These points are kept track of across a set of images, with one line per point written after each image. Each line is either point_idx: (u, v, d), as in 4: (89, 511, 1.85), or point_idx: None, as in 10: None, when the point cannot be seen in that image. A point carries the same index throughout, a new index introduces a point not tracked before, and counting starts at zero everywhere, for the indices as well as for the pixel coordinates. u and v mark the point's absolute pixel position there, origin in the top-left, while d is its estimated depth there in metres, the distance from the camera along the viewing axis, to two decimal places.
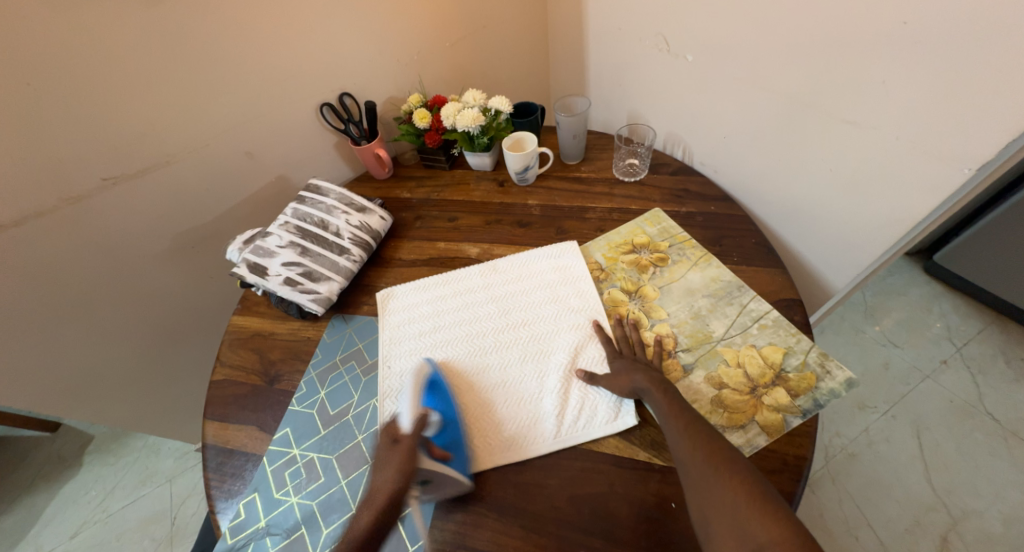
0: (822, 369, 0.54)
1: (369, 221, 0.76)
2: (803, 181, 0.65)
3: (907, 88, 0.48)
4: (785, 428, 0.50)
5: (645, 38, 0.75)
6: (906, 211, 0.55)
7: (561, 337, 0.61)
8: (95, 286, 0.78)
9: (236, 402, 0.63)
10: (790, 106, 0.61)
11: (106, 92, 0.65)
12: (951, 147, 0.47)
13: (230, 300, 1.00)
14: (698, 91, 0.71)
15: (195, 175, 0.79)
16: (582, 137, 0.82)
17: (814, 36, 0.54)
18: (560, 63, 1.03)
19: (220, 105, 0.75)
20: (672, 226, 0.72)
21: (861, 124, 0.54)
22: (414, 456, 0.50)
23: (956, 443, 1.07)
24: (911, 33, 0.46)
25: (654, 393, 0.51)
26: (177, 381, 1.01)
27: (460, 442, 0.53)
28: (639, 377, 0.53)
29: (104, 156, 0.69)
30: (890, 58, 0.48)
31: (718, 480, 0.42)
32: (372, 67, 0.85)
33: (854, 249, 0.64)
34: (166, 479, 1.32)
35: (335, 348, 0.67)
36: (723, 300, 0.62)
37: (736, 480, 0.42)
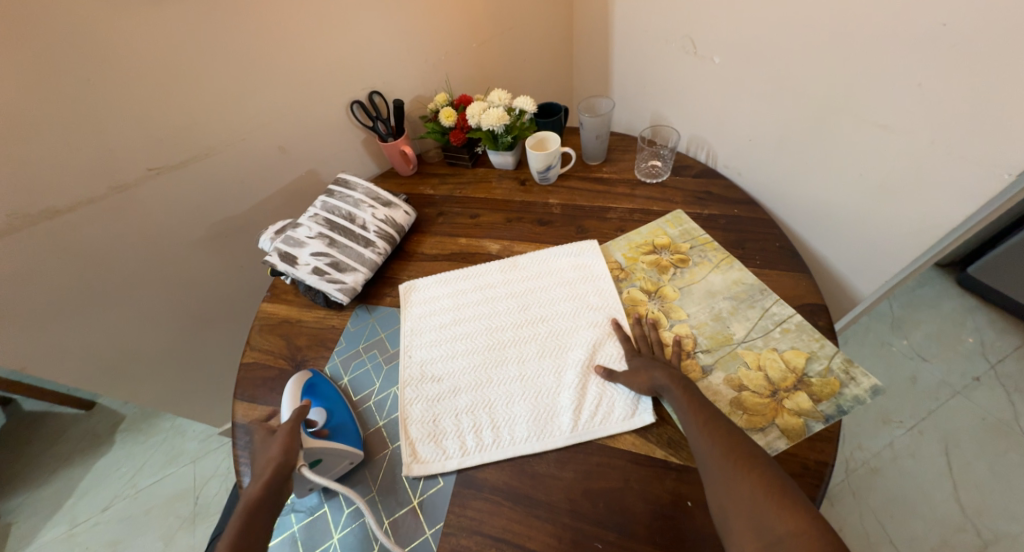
0: (846, 375, 0.53)
1: (395, 215, 0.78)
2: (830, 184, 0.64)
3: (943, 91, 0.48)
4: (806, 433, 0.50)
5: (672, 40, 0.76)
6: (938, 217, 0.54)
7: (580, 334, 0.62)
8: (137, 270, 0.82)
9: (263, 385, 0.66)
10: (819, 109, 0.60)
11: (155, 87, 0.69)
12: (988, 152, 0.47)
13: (258, 288, 1.04)
14: (724, 93, 0.71)
15: (231, 168, 0.83)
16: (605, 138, 0.83)
17: (845, 38, 0.53)
18: (584, 64, 1.04)
19: (258, 101, 0.79)
20: (695, 228, 0.72)
21: (892, 127, 0.54)
22: (299, 437, 0.51)
23: (989, 463, 1.03)
24: (950, 35, 0.45)
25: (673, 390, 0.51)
26: (206, 365, 1.05)
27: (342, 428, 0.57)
28: (660, 374, 0.53)
29: (150, 147, 0.73)
30: (925, 60, 0.48)
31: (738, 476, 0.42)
32: (402, 67, 0.88)
33: (881, 255, 0.63)
34: (191, 460, 1.37)
35: (358, 337, 0.69)
36: (745, 303, 0.61)
37: (756, 477, 0.42)
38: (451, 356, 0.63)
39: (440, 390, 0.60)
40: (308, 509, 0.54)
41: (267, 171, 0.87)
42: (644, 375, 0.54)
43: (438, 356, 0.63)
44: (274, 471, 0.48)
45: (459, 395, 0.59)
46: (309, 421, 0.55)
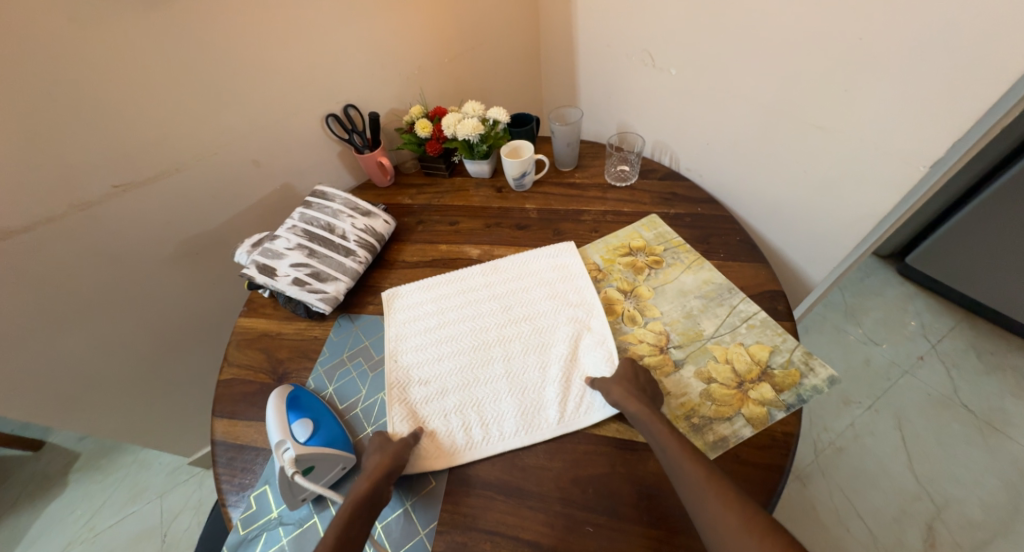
0: (806, 366, 0.56)
1: (374, 224, 0.79)
2: (781, 182, 0.70)
3: (867, 94, 0.54)
4: (769, 420, 0.52)
5: (632, 53, 0.81)
6: (873, 205, 0.60)
7: (563, 329, 0.64)
8: (100, 291, 0.79)
9: (245, 400, 0.65)
10: (767, 113, 0.66)
11: (121, 101, 0.68)
12: (908, 146, 0.53)
13: (231, 307, 1.01)
14: (682, 101, 0.77)
15: (202, 183, 0.82)
16: (575, 145, 0.87)
17: (785, 50, 0.59)
18: (551, 77, 1.09)
19: (228, 116, 0.78)
20: (668, 231, 0.75)
21: (829, 128, 0.60)
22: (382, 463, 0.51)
23: (936, 434, 1.12)
24: (867, 46, 0.51)
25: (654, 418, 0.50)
26: (175, 389, 1.01)
27: (335, 436, 0.56)
28: (633, 403, 0.52)
29: (115, 163, 0.71)
30: (851, 68, 0.54)
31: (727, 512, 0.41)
32: (374, 81, 0.90)
33: (829, 243, 0.69)
34: (156, 495, 1.29)
35: (341, 346, 0.69)
36: (714, 301, 0.64)
37: (743, 517, 0.41)
38: (437, 358, 0.64)
39: (427, 391, 0.61)
40: (297, 521, 0.53)
41: (239, 185, 0.86)
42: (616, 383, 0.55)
43: (425, 359, 0.64)
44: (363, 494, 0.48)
45: (446, 396, 0.60)
46: (296, 434, 0.54)
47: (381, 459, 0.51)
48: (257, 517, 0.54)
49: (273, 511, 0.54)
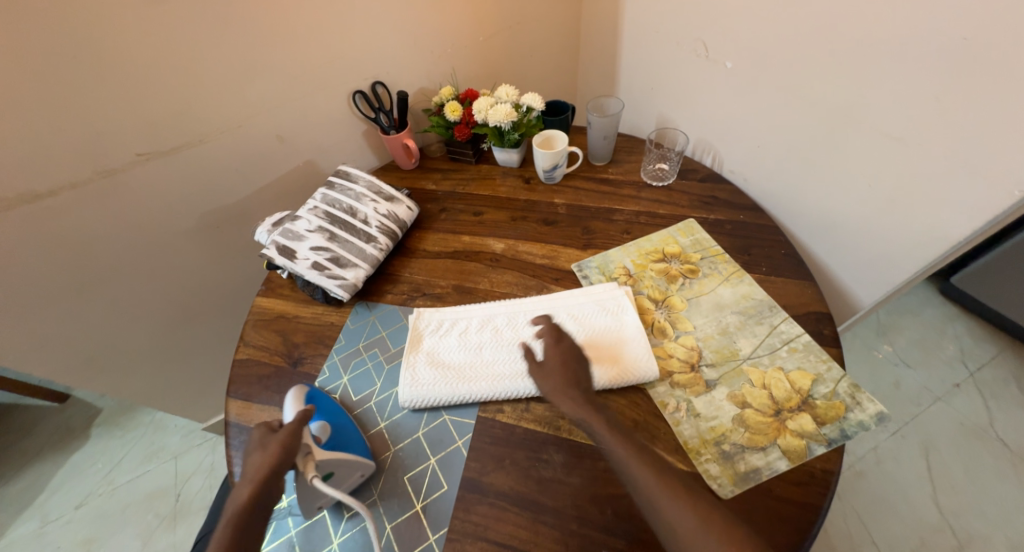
0: (851, 400, 0.52)
1: (397, 210, 0.76)
2: (839, 193, 0.64)
3: (958, 106, 0.48)
4: (807, 455, 0.49)
5: (684, 43, 0.75)
6: (944, 230, 0.54)
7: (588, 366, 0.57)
8: (121, 260, 0.78)
9: (259, 382, 0.63)
10: (832, 118, 0.60)
11: (146, 66, 0.65)
12: (1001, 168, 0.47)
13: (251, 282, 1.01)
14: (734, 99, 0.71)
15: (225, 155, 0.79)
16: (612, 139, 0.82)
17: (862, 48, 0.53)
18: (591, 64, 1.03)
19: (255, 88, 0.75)
20: (706, 238, 0.71)
21: (906, 140, 0.54)
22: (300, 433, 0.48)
23: (966, 466, 1.07)
24: (970, 49, 0.45)
25: (598, 422, 0.49)
26: (192, 359, 1.01)
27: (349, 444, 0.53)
28: (572, 406, 0.50)
29: (140, 131, 0.70)
30: (946, 74, 0.48)
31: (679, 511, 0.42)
32: (406, 58, 0.86)
33: (885, 266, 0.64)
34: (171, 456, 1.32)
35: (358, 335, 0.67)
36: (753, 319, 0.60)
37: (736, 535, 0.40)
38: (470, 368, 0.58)
39: (436, 387, 0.57)
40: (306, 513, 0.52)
41: (262, 160, 0.84)
42: (546, 377, 0.54)
43: (442, 350, 0.60)
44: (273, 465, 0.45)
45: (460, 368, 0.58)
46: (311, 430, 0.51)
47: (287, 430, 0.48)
48: None
49: (283, 500, 0.53)
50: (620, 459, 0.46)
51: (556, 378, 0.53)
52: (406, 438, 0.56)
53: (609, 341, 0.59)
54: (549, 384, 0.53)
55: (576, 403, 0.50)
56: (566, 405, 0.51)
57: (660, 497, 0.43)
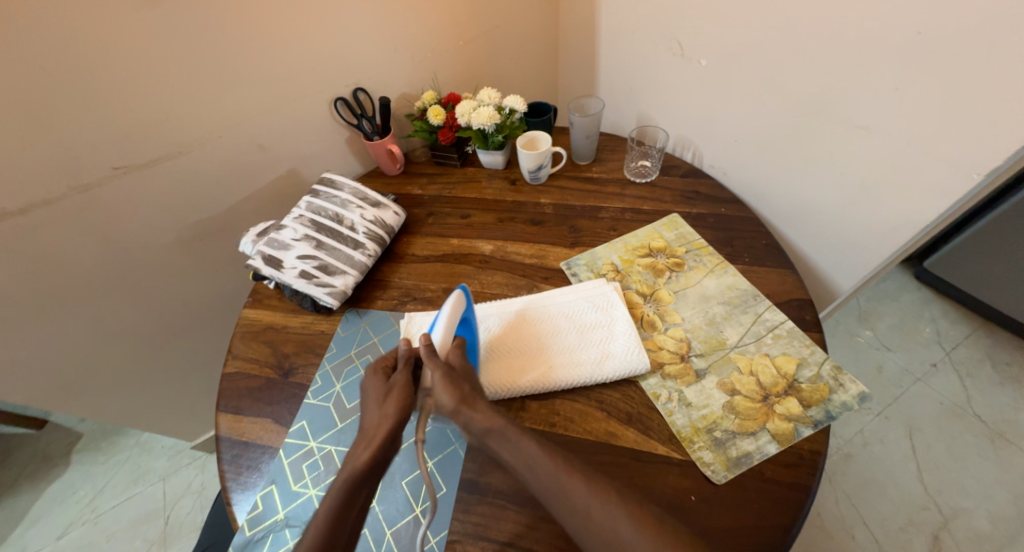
0: (835, 382, 0.54)
1: (384, 216, 0.76)
2: (815, 183, 0.66)
3: (921, 95, 0.50)
4: (796, 437, 0.50)
5: (659, 42, 0.77)
6: (914, 215, 0.57)
7: (581, 360, 0.58)
8: (100, 277, 0.76)
9: (250, 395, 0.63)
10: (804, 111, 0.62)
11: (120, 78, 0.64)
12: (963, 153, 0.49)
13: (236, 295, 0.99)
14: (711, 95, 0.73)
15: (205, 166, 0.78)
16: (594, 138, 0.83)
17: (829, 43, 0.55)
18: (570, 65, 1.05)
19: (233, 97, 0.75)
20: (689, 232, 0.72)
21: (874, 129, 0.56)
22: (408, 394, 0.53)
23: (947, 444, 1.10)
24: (927, 41, 0.47)
25: (514, 429, 0.50)
26: (177, 376, 0.99)
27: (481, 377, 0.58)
28: (482, 415, 0.51)
29: (116, 144, 0.68)
30: (908, 65, 0.50)
31: (603, 509, 0.44)
32: (386, 63, 0.86)
33: (861, 253, 0.66)
34: (159, 477, 1.29)
35: (349, 342, 0.66)
36: (738, 308, 0.62)
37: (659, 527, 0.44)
38: None
39: None
40: (303, 523, 0.51)
41: (243, 171, 0.83)
42: (449, 386, 0.52)
43: None
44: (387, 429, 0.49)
45: None
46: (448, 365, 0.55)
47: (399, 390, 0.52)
48: (263, 518, 0.52)
49: (279, 512, 0.52)
50: (537, 465, 0.48)
51: (461, 388, 0.52)
52: (403, 443, 0.56)
53: (599, 336, 0.60)
54: (452, 394, 0.51)
55: (489, 411, 0.51)
56: (478, 414, 0.51)
57: (580, 496, 0.45)
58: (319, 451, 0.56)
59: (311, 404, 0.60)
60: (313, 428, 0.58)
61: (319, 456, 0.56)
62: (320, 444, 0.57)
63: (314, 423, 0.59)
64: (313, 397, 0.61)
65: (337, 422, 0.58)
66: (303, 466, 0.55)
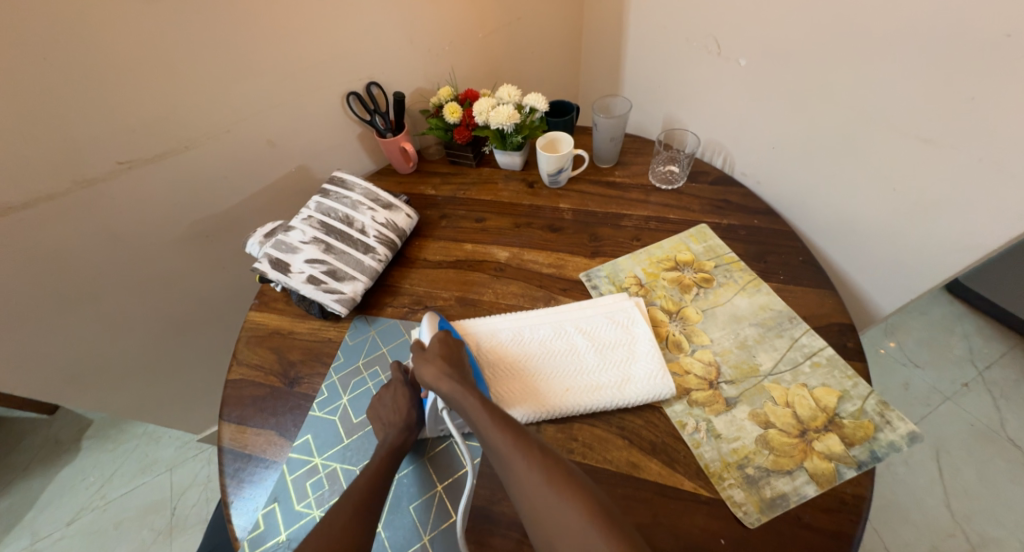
0: (881, 419, 0.50)
1: (396, 218, 0.73)
2: (861, 197, 0.61)
3: (997, 106, 0.45)
4: (837, 479, 0.46)
5: (694, 39, 0.72)
6: (976, 238, 0.51)
7: (590, 385, 0.54)
8: (105, 273, 0.74)
9: (253, 404, 0.60)
10: (854, 118, 0.57)
11: (125, 69, 0.61)
12: None
13: (244, 292, 0.97)
14: (748, 98, 0.68)
15: (213, 162, 0.75)
16: (619, 140, 0.79)
17: (891, 46, 0.50)
18: (594, 61, 0.99)
19: (244, 90, 0.71)
20: (719, 244, 0.68)
21: (937, 143, 0.51)
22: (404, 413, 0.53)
23: (977, 468, 1.05)
24: (1015, 46, 0.42)
25: (469, 393, 0.48)
26: (183, 372, 0.98)
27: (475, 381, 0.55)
28: (444, 383, 0.49)
29: (121, 138, 0.65)
30: (983, 73, 0.45)
31: (530, 473, 0.43)
32: (402, 57, 0.82)
33: (908, 274, 0.61)
34: (165, 468, 1.29)
35: (357, 352, 0.63)
36: (772, 331, 0.58)
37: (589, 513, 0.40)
38: None
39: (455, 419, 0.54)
40: None
41: (253, 166, 0.80)
42: (429, 363, 0.51)
43: None
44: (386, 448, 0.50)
45: None
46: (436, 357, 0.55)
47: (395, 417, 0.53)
48: (264, 539, 0.49)
49: (281, 533, 0.49)
50: (483, 428, 0.46)
51: (437, 363, 0.51)
52: (411, 464, 0.53)
53: (620, 358, 0.55)
54: (431, 369, 0.50)
55: (452, 381, 0.49)
56: (443, 385, 0.49)
57: (515, 460, 0.44)
58: (324, 469, 0.53)
59: (317, 417, 0.58)
60: (318, 443, 0.55)
61: (323, 474, 0.53)
62: (325, 461, 0.54)
63: (319, 437, 0.56)
64: (319, 409, 0.58)
65: (343, 438, 0.56)
66: (307, 484, 0.52)
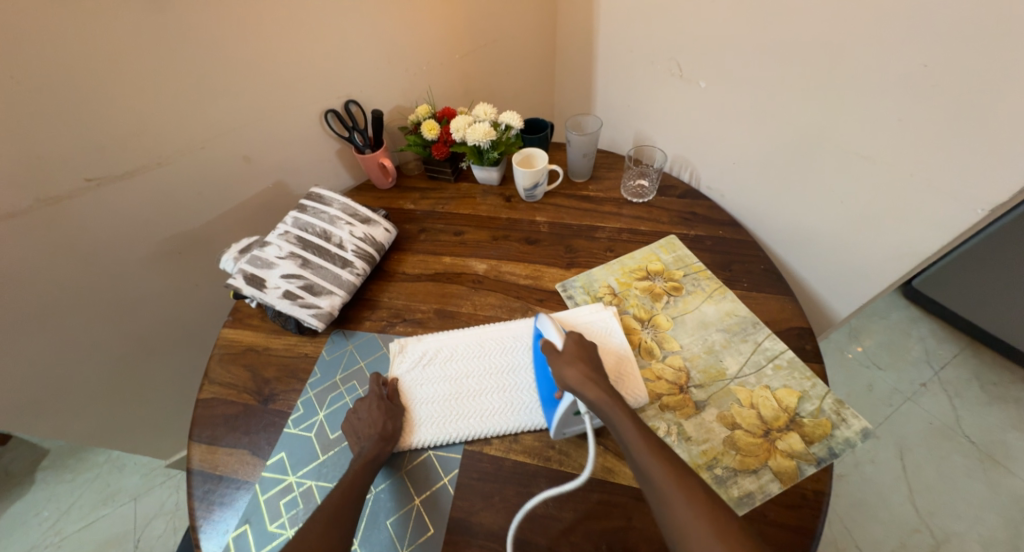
0: (837, 417, 0.52)
1: (374, 233, 0.73)
2: (814, 209, 0.65)
3: (923, 127, 0.50)
4: (799, 476, 0.48)
5: (657, 62, 0.76)
6: (914, 245, 0.56)
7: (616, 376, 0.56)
8: (69, 292, 0.72)
9: (226, 423, 0.59)
10: (804, 138, 0.61)
11: (96, 87, 0.61)
12: (964, 186, 0.49)
13: (217, 309, 0.95)
14: (709, 118, 0.72)
15: (187, 178, 0.75)
16: (591, 156, 0.82)
17: (832, 72, 0.55)
18: (566, 80, 1.03)
19: (220, 108, 0.72)
20: (687, 254, 0.71)
21: (875, 160, 0.55)
22: (381, 423, 0.53)
23: (937, 465, 1.10)
24: (929, 75, 0.47)
25: (615, 404, 0.47)
26: (150, 394, 0.94)
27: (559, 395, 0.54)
28: (591, 388, 0.48)
29: (90, 155, 0.65)
30: (909, 99, 0.49)
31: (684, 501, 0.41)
32: (379, 75, 0.83)
33: (859, 279, 0.66)
34: (130, 498, 1.23)
35: (335, 367, 0.63)
36: (737, 336, 0.60)
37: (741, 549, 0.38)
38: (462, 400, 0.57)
39: (440, 422, 0.55)
40: None
41: (227, 182, 0.80)
42: (571, 364, 0.51)
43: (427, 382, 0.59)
44: (365, 460, 0.50)
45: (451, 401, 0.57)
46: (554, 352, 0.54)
47: (373, 428, 0.53)
48: None
49: None
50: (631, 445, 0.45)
51: (578, 367, 0.51)
52: (388, 478, 0.53)
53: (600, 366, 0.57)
54: (575, 371, 0.50)
55: (599, 388, 0.48)
56: (589, 390, 0.48)
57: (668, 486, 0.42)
58: (298, 487, 0.53)
59: (292, 434, 0.57)
60: (292, 461, 0.55)
61: (298, 492, 0.52)
62: (299, 479, 0.53)
63: (294, 455, 0.55)
64: (294, 426, 0.58)
65: (319, 454, 0.55)
66: (281, 503, 0.52)
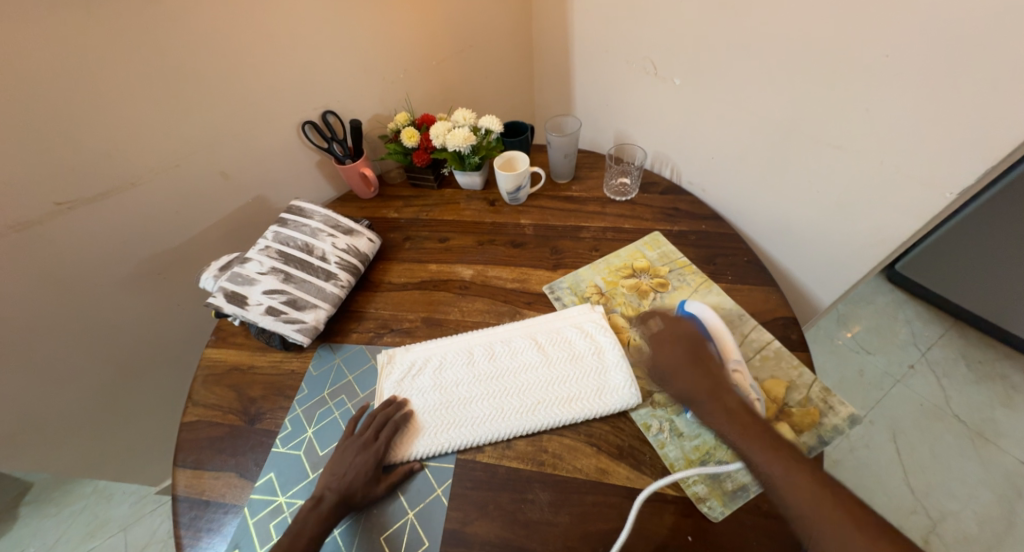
0: (825, 404, 0.53)
1: (357, 243, 0.73)
2: (793, 200, 0.66)
3: (891, 116, 0.50)
4: None
5: (633, 61, 0.76)
6: (891, 231, 0.57)
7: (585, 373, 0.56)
8: (44, 321, 0.70)
9: (212, 446, 0.58)
10: (779, 131, 0.62)
11: (60, 110, 0.59)
12: (935, 172, 0.49)
13: (201, 330, 0.93)
14: (686, 114, 0.73)
15: (163, 198, 0.74)
16: (572, 157, 0.82)
17: (802, 65, 0.55)
18: (545, 82, 1.03)
19: (192, 125, 0.71)
20: (672, 250, 0.71)
21: (848, 149, 0.56)
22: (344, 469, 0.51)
23: (930, 446, 1.12)
24: (893, 65, 0.48)
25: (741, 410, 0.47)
26: (135, 419, 0.92)
27: None
28: (710, 395, 0.48)
29: (59, 179, 0.63)
30: (876, 89, 0.50)
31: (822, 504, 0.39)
32: (355, 86, 0.83)
33: (840, 266, 0.66)
34: (120, 527, 1.20)
35: (322, 382, 0.62)
36: None
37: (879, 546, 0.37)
38: (452, 409, 0.56)
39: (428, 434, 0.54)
40: None
41: (204, 200, 0.78)
42: (682, 372, 0.51)
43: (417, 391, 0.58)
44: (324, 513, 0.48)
45: (440, 411, 0.56)
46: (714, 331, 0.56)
47: (335, 474, 0.51)
48: None
49: None
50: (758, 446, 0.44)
51: (688, 375, 0.51)
52: (380, 492, 0.52)
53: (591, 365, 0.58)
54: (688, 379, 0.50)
55: (718, 394, 0.48)
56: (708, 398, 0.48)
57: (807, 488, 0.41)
58: (288, 508, 0.51)
59: (280, 453, 0.56)
60: (281, 481, 0.54)
61: (288, 513, 0.51)
62: (289, 499, 0.52)
63: (282, 474, 0.54)
64: (281, 445, 0.57)
65: (308, 473, 0.54)
66: (271, 525, 0.50)
